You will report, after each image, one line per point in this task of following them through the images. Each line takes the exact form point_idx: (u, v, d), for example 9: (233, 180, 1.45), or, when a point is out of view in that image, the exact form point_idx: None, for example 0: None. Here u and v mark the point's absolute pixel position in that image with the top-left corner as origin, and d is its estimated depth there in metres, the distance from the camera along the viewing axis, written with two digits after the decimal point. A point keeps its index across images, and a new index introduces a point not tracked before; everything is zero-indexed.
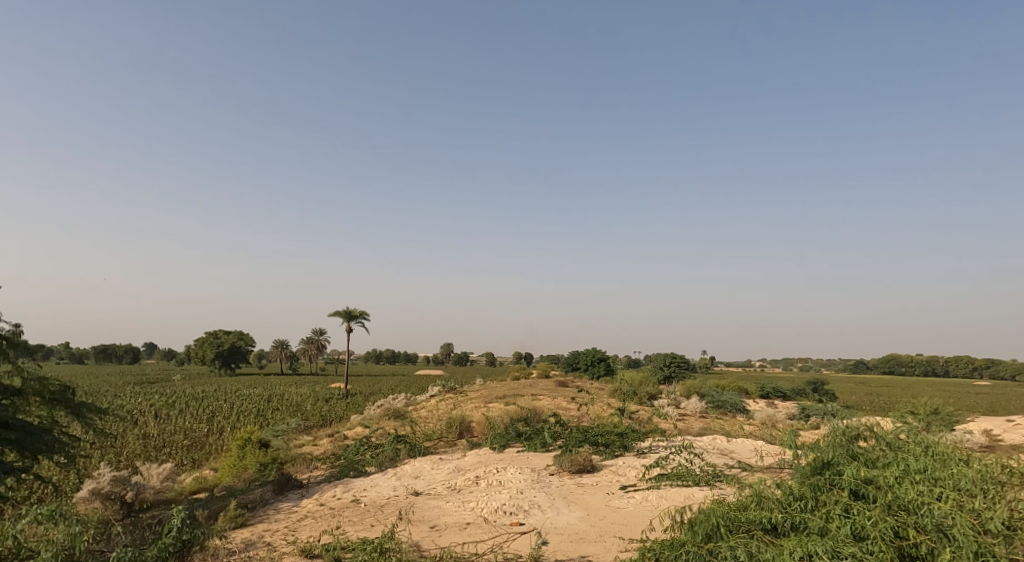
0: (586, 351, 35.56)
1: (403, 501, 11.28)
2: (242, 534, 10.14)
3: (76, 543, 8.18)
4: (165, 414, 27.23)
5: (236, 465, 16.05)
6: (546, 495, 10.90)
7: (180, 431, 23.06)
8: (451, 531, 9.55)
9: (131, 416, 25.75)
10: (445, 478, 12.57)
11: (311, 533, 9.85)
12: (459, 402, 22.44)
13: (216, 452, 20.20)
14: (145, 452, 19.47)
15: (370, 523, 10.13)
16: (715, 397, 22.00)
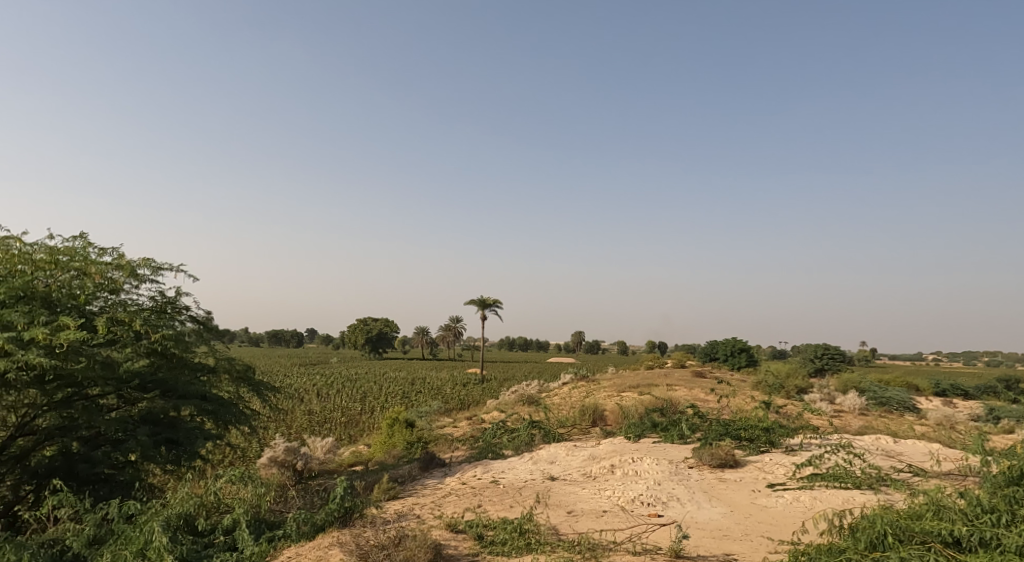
0: (727, 340, 34.04)
1: (540, 485, 11.55)
2: (395, 505, 10.98)
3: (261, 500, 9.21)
4: (325, 393, 30.13)
5: (386, 442, 17.36)
6: (686, 488, 10.64)
7: (338, 409, 25.35)
8: (588, 518, 9.64)
9: (298, 394, 28.79)
10: (581, 465, 12.67)
11: (456, 509, 10.40)
12: (593, 390, 22.49)
13: (369, 429, 21.97)
14: (310, 426, 21.65)
15: (510, 504, 10.49)
16: (878, 393, 20.02)
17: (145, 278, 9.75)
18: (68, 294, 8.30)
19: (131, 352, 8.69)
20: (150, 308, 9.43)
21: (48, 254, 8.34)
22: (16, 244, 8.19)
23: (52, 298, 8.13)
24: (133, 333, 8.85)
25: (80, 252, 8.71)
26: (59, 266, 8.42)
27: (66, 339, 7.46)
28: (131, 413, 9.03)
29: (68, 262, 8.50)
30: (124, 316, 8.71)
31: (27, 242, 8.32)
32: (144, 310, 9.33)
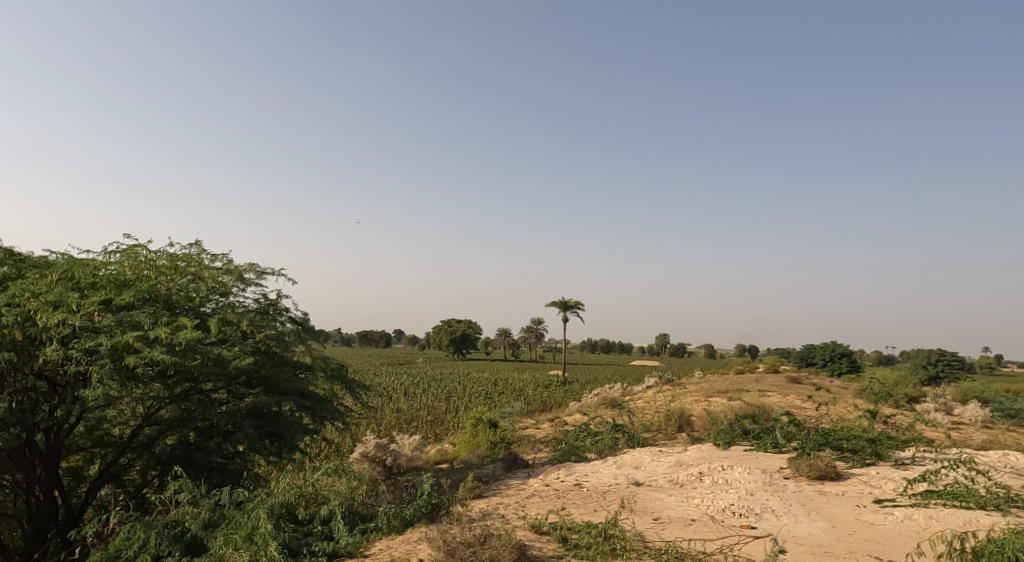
0: (826, 345, 32.17)
1: (624, 490, 11.37)
2: (480, 504, 11.13)
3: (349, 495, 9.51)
4: (412, 392, 31.04)
5: (471, 441, 17.67)
6: (781, 500, 10.14)
7: (424, 408, 26.06)
8: (676, 526, 9.39)
9: (387, 393, 29.87)
10: (667, 471, 12.35)
11: (540, 511, 10.42)
12: (679, 395, 21.88)
13: (453, 428, 22.43)
14: (398, 424, 22.39)
15: (594, 508, 10.38)
16: (1003, 404, 18.24)
17: (250, 282, 10.41)
18: (185, 297, 9.01)
19: (238, 350, 9.30)
20: (253, 309, 10.02)
21: (168, 260, 9.06)
22: (141, 251, 8.92)
23: (172, 299, 8.85)
24: (241, 332, 9.35)
25: (195, 259, 9.40)
26: (177, 271, 9.12)
27: (185, 338, 7.89)
28: (239, 407, 9.62)
29: (186, 267, 9.18)
30: (233, 317, 9.33)
31: (151, 249, 9.08)
32: (249, 312, 9.93)
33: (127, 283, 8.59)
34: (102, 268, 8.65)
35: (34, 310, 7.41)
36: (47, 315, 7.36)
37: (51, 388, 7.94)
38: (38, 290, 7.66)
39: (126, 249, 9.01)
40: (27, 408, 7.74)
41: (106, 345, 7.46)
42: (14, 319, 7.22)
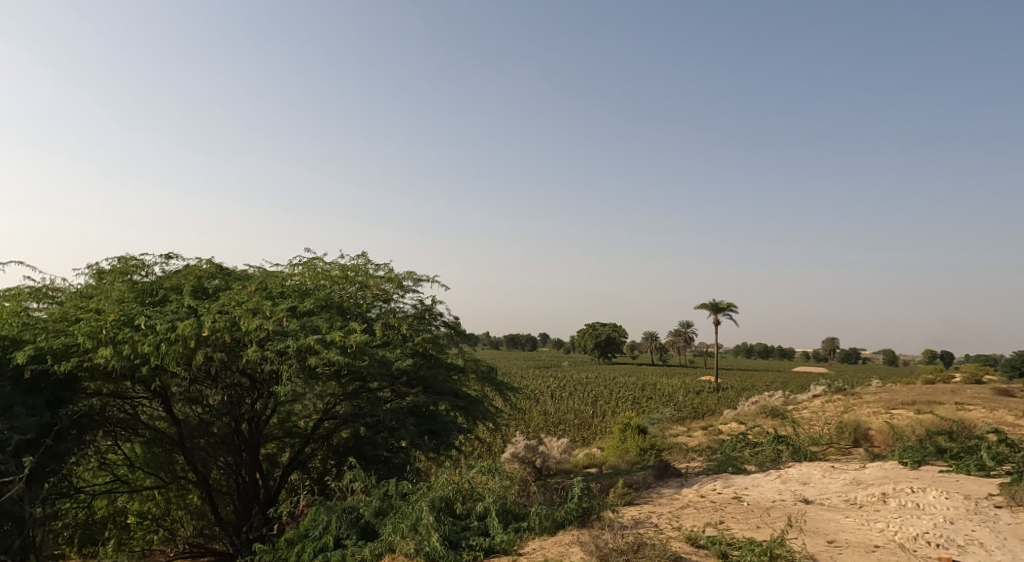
0: None
1: (790, 507, 10.54)
2: (632, 511, 10.93)
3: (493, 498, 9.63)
4: (559, 396, 31.33)
5: (619, 447, 17.45)
6: (990, 533, 8.79)
7: (571, 412, 26.19)
8: (854, 551, 8.51)
9: (534, 395, 30.45)
10: (841, 490, 11.25)
11: (695, 523, 10.00)
12: (853, 405, 19.86)
13: (601, 433, 22.29)
14: (546, 426, 22.71)
15: (757, 524, 9.75)
16: None
17: (409, 289, 11.13)
18: (354, 303, 9.85)
19: (400, 352, 9.81)
20: (411, 314, 10.68)
21: (340, 271, 9.98)
22: (318, 263, 9.92)
23: (344, 306, 9.72)
24: (401, 335, 9.90)
25: (362, 269, 10.21)
26: (348, 280, 10.05)
27: (355, 341, 8.59)
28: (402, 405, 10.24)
29: (354, 277, 10.04)
30: (394, 321, 9.98)
31: (326, 262, 10.06)
32: (408, 316, 10.59)
33: (308, 292, 9.65)
34: (288, 279, 9.78)
35: (238, 317, 8.44)
36: (248, 321, 8.39)
37: (252, 385, 8.90)
38: (240, 299, 8.78)
39: (307, 262, 10.08)
40: (235, 401, 8.95)
41: (292, 347, 8.33)
42: (224, 325, 8.25)
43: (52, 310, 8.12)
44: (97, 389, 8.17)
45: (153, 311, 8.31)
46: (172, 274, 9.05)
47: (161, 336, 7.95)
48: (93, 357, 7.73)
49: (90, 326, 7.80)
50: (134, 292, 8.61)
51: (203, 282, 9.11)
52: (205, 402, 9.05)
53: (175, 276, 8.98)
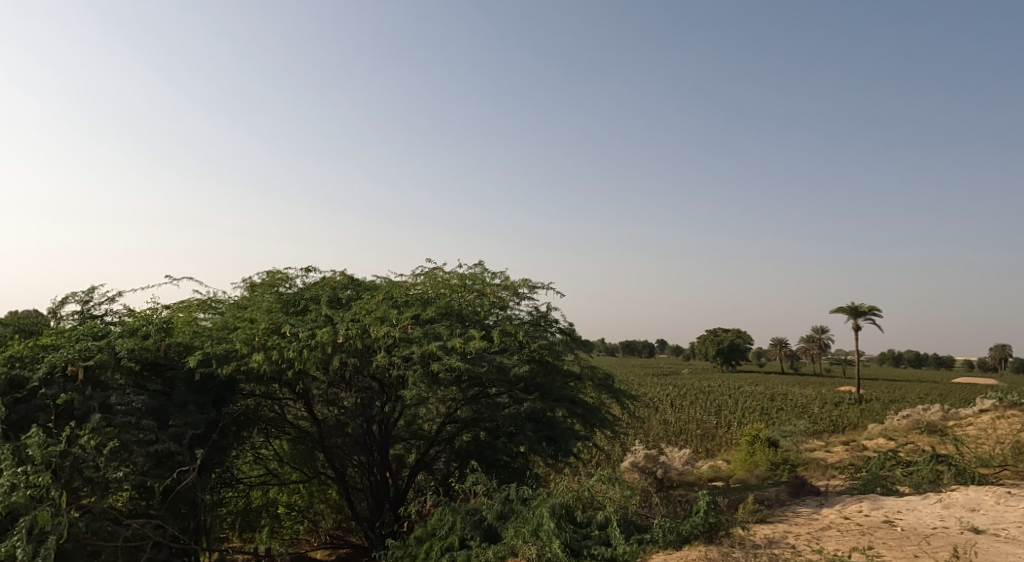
0: None
1: (955, 537, 9.42)
2: (765, 530, 10.30)
3: (622, 508, 9.58)
4: (680, 404, 30.31)
5: (748, 460, 16.56)
6: None
7: (693, 421, 25.24)
8: None
9: (654, 404, 29.71)
10: (1020, 520, 9.89)
11: (840, 547, 9.23)
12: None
13: (726, 444, 21.28)
14: (667, 436, 22.06)
15: (914, 553, 8.81)
16: None
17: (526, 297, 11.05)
18: (473, 311, 9.83)
19: (517, 358, 9.73)
20: (528, 321, 10.63)
21: (459, 279, 10.13)
22: (439, 272, 10.20)
23: (463, 313, 9.74)
24: (519, 342, 9.85)
25: (480, 277, 10.28)
26: (466, 289, 10.10)
27: (475, 347, 8.65)
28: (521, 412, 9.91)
29: (473, 285, 10.11)
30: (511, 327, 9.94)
31: (446, 271, 10.32)
32: (524, 323, 10.59)
33: (430, 300, 9.92)
34: (412, 288, 10.20)
35: (368, 324, 8.85)
36: (377, 328, 8.76)
37: (381, 388, 9.40)
38: (370, 308, 9.18)
39: (428, 272, 10.44)
40: (367, 403, 9.45)
41: (417, 353, 8.63)
42: (356, 332, 8.70)
43: (215, 320, 9.07)
44: (251, 391, 9.08)
45: (296, 319, 9.01)
46: (311, 285, 9.79)
47: (303, 343, 8.58)
48: (248, 362, 8.41)
49: (246, 334, 8.56)
50: (280, 303, 9.40)
51: (337, 292, 9.78)
52: (340, 404, 9.61)
53: (314, 288, 9.72)
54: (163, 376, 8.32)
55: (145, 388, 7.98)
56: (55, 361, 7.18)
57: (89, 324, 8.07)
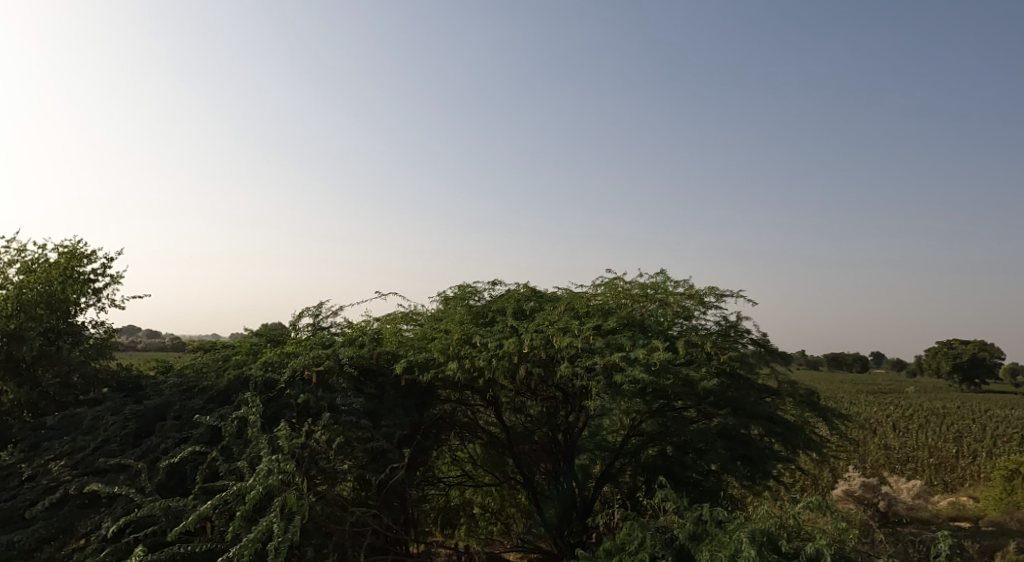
0: None
1: None
2: None
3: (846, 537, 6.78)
4: (906, 427, 26.63)
5: (1003, 500, 13.94)
6: None
7: (925, 448, 21.99)
8: None
9: (873, 425, 26.47)
10: None
11: None
12: None
13: (972, 479, 18.17)
14: (891, 463, 19.51)
15: None
16: None
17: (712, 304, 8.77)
18: (654, 322, 8.60)
19: (706, 372, 8.17)
20: (715, 332, 8.73)
21: (641, 288, 8.94)
22: (619, 281, 9.08)
23: (645, 324, 8.54)
24: (708, 353, 8.29)
25: (662, 285, 8.96)
26: (648, 298, 8.89)
27: (660, 358, 7.71)
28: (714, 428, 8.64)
29: (655, 294, 8.86)
30: (696, 338, 8.37)
31: (628, 280, 9.13)
32: (712, 335, 8.69)
33: (610, 311, 8.79)
34: (592, 298, 9.14)
35: (551, 335, 8.44)
36: (559, 338, 8.33)
37: (564, 398, 9.44)
38: (553, 319, 8.75)
39: (609, 281, 9.32)
40: (552, 412, 9.75)
41: (600, 364, 7.95)
42: (540, 342, 8.38)
43: (417, 331, 9.72)
44: (448, 396, 9.61)
45: (485, 330, 9.04)
46: (497, 298, 9.81)
47: (491, 352, 8.58)
48: (444, 370, 8.76)
49: (442, 345, 8.88)
50: (471, 315, 9.59)
51: (521, 304, 9.60)
52: (527, 412, 9.91)
53: (500, 299, 9.72)
54: (376, 381, 9.28)
55: (362, 391, 9.06)
56: (296, 367, 8.50)
57: (319, 335, 9.48)
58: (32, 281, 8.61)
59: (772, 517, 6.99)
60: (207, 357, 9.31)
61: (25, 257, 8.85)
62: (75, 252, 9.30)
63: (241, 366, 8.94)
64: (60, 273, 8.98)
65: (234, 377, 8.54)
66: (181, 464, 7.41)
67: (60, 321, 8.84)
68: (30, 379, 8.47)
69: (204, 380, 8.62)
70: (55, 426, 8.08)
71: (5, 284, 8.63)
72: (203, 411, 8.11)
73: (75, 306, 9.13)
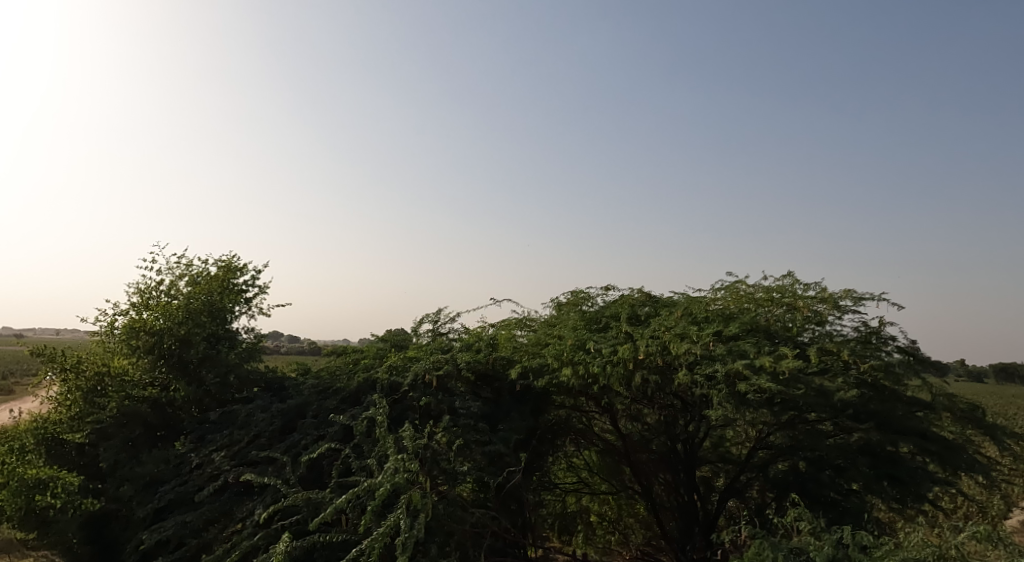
0: None
1: None
2: None
3: None
4: None
5: None
6: None
7: None
8: None
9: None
10: None
11: None
12: None
13: None
14: None
15: None
16: None
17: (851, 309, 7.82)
18: (783, 327, 8.02)
19: (844, 382, 7.55)
20: (853, 338, 7.94)
21: (766, 292, 8.32)
22: (741, 284, 8.52)
23: (771, 330, 8.01)
24: (846, 361, 7.63)
25: (790, 288, 8.30)
26: (774, 303, 8.28)
27: (789, 367, 7.19)
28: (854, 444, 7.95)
29: (781, 298, 8.21)
30: (831, 345, 7.68)
31: (750, 283, 8.53)
32: (850, 342, 7.93)
33: (732, 316, 8.30)
34: (712, 303, 8.70)
35: (668, 341, 8.05)
36: (677, 344, 7.89)
37: (683, 407, 8.81)
38: (669, 324, 8.38)
39: (730, 284, 8.77)
40: (670, 421, 9.18)
41: (722, 372, 7.48)
42: (656, 348, 8.01)
43: (530, 337, 9.56)
44: (562, 402, 9.42)
45: (599, 336, 8.81)
46: (611, 303, 9.58)
47: (606, 358, 8.29)
48: (559, 376, 8.70)
49: (554, 351, 8.78)
50: (584, 320, 9.44)
51: (636, 309, 9.30)
52: (643, 420, 9.45)
53: (613, 305, 9.50)
54: (492, 386, 9.42)
55: (480, 395, 9.27)
56: (418, 371, 8.87)
57: (439, 340, 9.85)
58: (197, 292, 9.76)
59: (931, 546, 6.08)
60: (340, 361, 10.00)
61: (192, 271, 9.96)
62: (231, 265, 10.33)
63: (369, 369, 9.48)
64: (218, 285, 10.04)
65: (364, 380, 9.07)
66: (319, 459, 7.99)
67: (219, 327, 9.87)
68: (197, 378, 9.53)
69: (337, 381, 9.25)
70: (216, 421, 9.02)
71: (175, 295, 9.77)
72: (337, 410, 8.71)
73: (231, 314, 10.11)
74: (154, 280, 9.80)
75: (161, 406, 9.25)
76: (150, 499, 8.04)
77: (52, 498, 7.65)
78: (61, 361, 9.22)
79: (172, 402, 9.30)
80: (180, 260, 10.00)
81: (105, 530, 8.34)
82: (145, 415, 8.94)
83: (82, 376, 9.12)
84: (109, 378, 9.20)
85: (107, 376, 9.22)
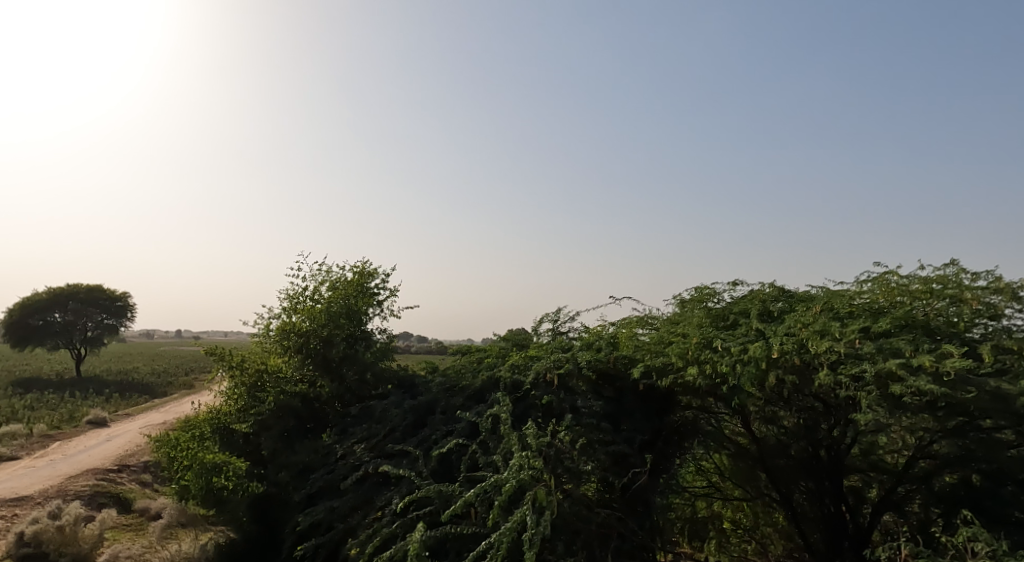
0: None
1: None
2: None
3: None
4: None
5: None
6: None
7: None
8: None
9: None
10: None
11: None
12: None
13: None
14: None
15: None
16: None
17: None
18: (946, 323, 7.08)
19: None
20: None
21: (922, 283, 7.36)
22: (892, 275, 7.62)
23: (931, 326, 7.10)
24: None
25: (953, 277, 7.31)
26: (934, 295, 7.29)
27: (954, 367, 6.33)
28: None
29: (944, 289, 7.22)
30: (1010, 342, 6.63)
31: (903, 274, 7.61)
32: None
33: (883, 311, 7.49)
34: (857, 297, 7.85)
35: (806, 338, 7.41)
36: (816, 342, 7.26)
37: (825, 410, 8.07)
38: (806, 320, 7.68)
39: (878, 276, 7.89)
40: (811, 425, 8.49)
41: (871, 373, 6.75)
42: (792, 347, 7.40)
43: (653, 335, 9.10)
44: (688, 402, 8.93)
45: (726, 334, 8.28)
46: (739, 299, 9.00)
47: (735, 357, 7.77)
48: (684, 376, 8.29)
49: (679, 349, 8.36)
50: (710, 318, 8.93)
51: (768, 305, 8.66)
52: (780, 424, 8.70)
53: (742, 301, 8.91)
54: (615, 386, 9.24)
55: (601, 395, 9.14)
56: (539, 370, 8.93)
57: (559, 339, 9.83)
58: (336, 296, 10.42)
59: None
60: (464, 360, 10.28)
61: (331, 277, 10.70)
62: (364, 270, 10.98)
63: (492, 367, 9.66)
64: (353, 289, 10.69)
65: (487, 378, 9.29)
66: (449, 454, 8.23)
67: (356, 328, 10.53)
68: (338, 375, 10.27)
69: (463, 379, 9.54)
70: (356, 415, 9.63)
71: (318, 299, 10.51)
72: (464, 407, 8.97)
73: (365, 315, 10.74)
74: (300, 286, 10.66)
75: (310, 401, 10.07)
76: (304, 486, 8.75)
77: (225, 480, 8.48)
78: (228, 359, 10.18)
79: (320, 398, 10.15)
80: (320, 267, 10.78)
81: (267, 511, 9.15)
82: (296, 407, 9.76)
83: (245, 373, 10.04)
84: (266, 374, 10.03)
85: (265, 372, 10.06)
